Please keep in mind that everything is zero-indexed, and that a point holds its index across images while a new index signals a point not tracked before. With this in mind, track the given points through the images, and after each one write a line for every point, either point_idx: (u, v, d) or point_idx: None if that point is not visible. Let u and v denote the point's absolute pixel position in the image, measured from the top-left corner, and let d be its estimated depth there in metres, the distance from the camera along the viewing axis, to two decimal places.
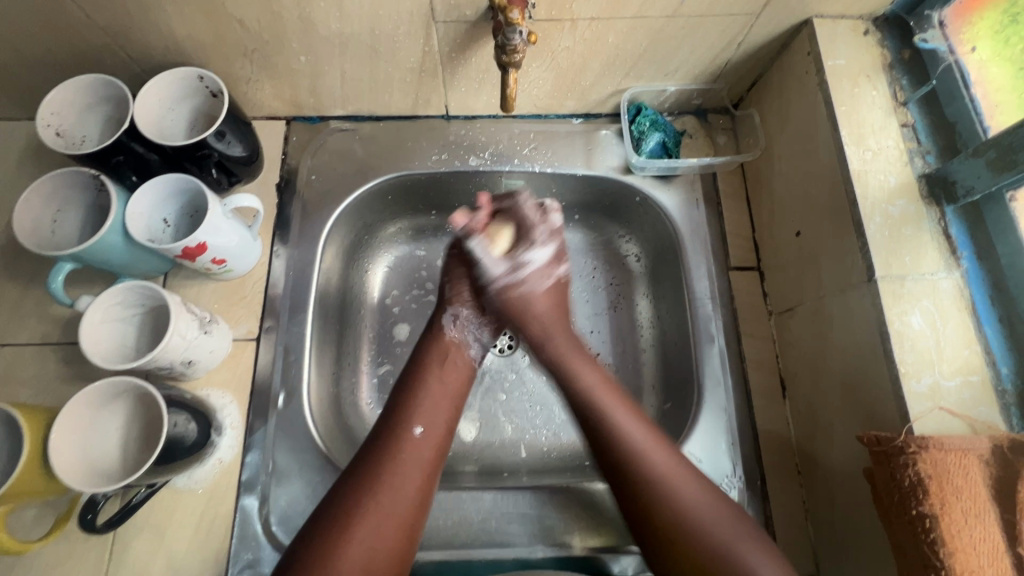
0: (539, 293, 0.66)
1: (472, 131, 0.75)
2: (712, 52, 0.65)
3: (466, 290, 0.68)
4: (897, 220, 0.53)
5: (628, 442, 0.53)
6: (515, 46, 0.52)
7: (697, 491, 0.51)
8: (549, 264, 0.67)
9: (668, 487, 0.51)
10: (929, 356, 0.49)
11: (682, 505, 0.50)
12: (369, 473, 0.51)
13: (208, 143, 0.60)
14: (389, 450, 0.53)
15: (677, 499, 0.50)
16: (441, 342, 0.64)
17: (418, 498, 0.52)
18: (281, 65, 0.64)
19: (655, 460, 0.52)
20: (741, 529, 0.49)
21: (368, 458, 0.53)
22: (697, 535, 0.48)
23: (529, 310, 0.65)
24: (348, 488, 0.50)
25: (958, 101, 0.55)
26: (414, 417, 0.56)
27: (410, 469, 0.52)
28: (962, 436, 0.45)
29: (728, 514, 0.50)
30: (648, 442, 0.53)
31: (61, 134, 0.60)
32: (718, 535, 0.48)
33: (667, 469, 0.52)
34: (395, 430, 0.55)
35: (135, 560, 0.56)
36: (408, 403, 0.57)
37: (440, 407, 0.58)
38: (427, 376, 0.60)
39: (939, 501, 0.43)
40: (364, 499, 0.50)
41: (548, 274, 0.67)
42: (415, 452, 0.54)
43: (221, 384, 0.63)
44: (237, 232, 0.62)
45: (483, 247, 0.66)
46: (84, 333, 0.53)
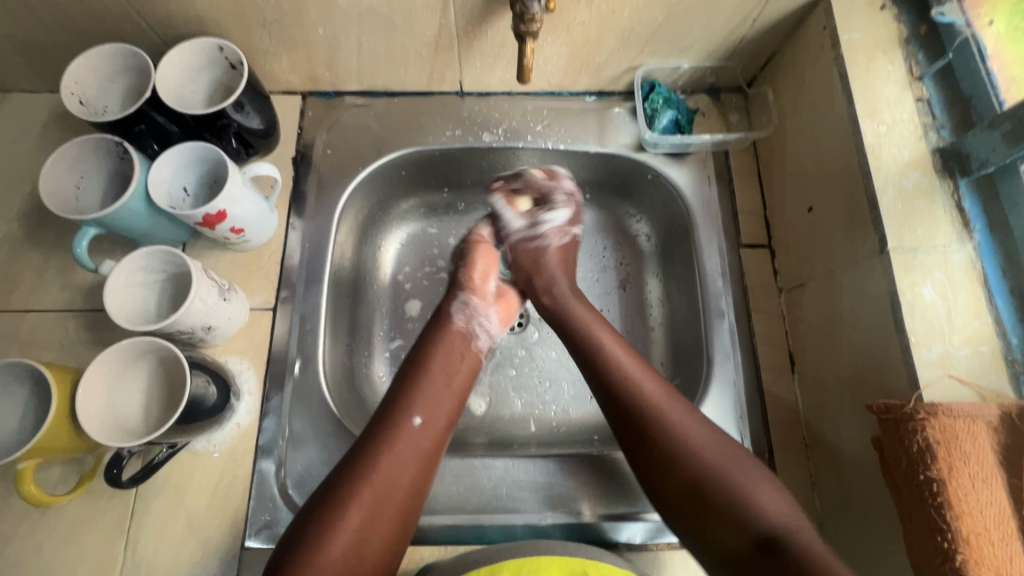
0: (552, 248, 0.70)
1: (485, 107, 0.76)
2: (727, 27, 0.65)
3: (476, 279, 0.68)
4: (910, 193, 0.53)
5: (631, 383, 0.56)
6: (532, 15, 0.52)
7: (708, 437, 0.52)
8: (568, 224, 0.71)
9: (671, 427, 0.53)
10: (940, 326, 0.49)
11: (696, 461, 0.51)
12: (367, 461, 0.51)
13: (227, 114, 0.61)
14: (388, 436, 0.53)
15: (679, 442, 0.52)
16: (449, 333, 0.63)
17: (412, 481, 0.52)
18: (299, 37, 0.65)
19: (660, 404, 0.54)
20: (740, 461, 0.51)
21: (368, 447, 0.53)
22: (703, 473, 0.50)
23: (540, 261, 0.69)
24: (347, 474, 0.51)
25: (975, 74, 0.55)
26: (414, 407, 0.56)
27: (405, 457, 0.53)
28: (972, 403, 0.46)
29: (730, 449, 0.52)
30: (653, 386, 0.56)
31: (84, 104, 0.61)
32: (717, 469, 0.50)
33: (674, 412, 0.54)
34: (395, 418, 0.55)
35: (155, 519, 0.58)
36: (408, 392, 0.57)
37: (441, 399, 0.58)
38: (430, 366, 0.59)
39: (947, 466, 0.44)
40: (361, 487, 0.50)
41: (566, 232, 0.71)
42: (413, 441, 0.54)
43: (239, 351, 0.64)
44: (256, 201, 0.63)
45: (504, 206, 0.71)
46: (109, 295, 0.54)
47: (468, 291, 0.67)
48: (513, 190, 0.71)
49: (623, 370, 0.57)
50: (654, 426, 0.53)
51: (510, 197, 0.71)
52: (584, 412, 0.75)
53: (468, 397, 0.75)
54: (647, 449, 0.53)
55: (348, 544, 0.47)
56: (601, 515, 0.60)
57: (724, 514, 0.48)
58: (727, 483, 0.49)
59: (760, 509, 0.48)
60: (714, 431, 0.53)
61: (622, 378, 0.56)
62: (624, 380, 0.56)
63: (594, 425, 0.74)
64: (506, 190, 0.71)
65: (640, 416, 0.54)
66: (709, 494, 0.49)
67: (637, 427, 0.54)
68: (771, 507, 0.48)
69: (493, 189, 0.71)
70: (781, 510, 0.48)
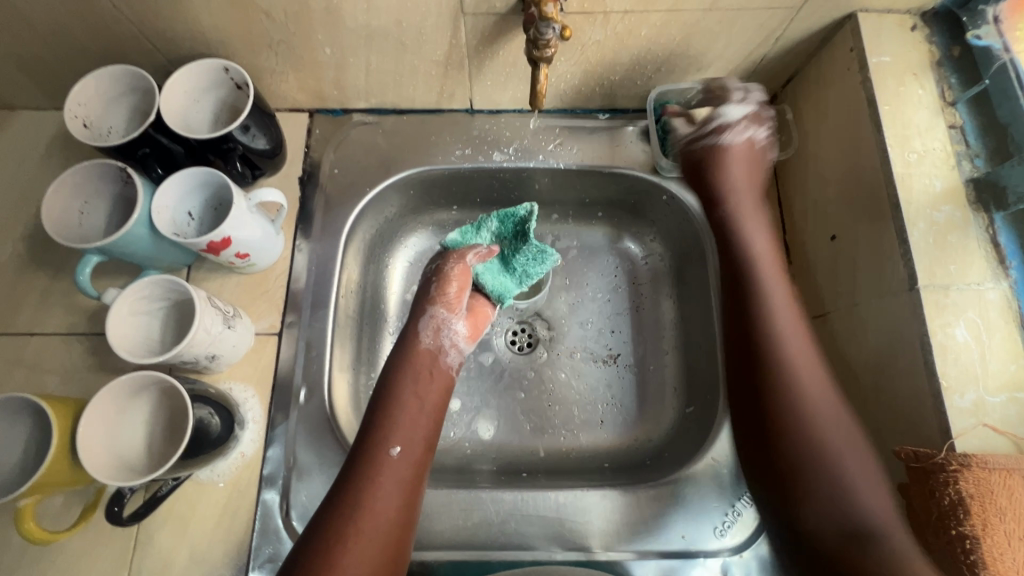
0: (734, 145, 0.65)
1: (497, 125, 0.74)
2: (748, 46, 0.62)
3: (449, 292, 0.65)
4: (942, 227, 0.51)
5: (786, 368, 0.53)
6: (547, 41, 0.50)
7: (834, 413, 0.50)
8: (750, 118, 0.66)
9: (800, 398, 0.51)
10: (973, 370, 0.47)
11: (805, 415, 0.50)
12: (351, 497, 0.50)
13: (233, 136, 0.60)
14: (370, 467, 0.52)
15: (804, 413, 0.50)
16: (422, 353, 0.62)
17: (399, 511, 0.51)
18: (306, 57, 0.63)
19: (803, 367, 0.53)
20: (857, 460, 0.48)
21: (351, 482, 0.51)
22: (817, 450, 0.49)
23: (725, 162, 0.65)
24: (335, 513, 0.49)
25: (1012, 101, 0.52)
26: (393, 437, 0.55)
27: (388, 487, 0.52)
28: (1007, 455, 0.44)
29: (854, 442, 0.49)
30: (804, 358, 0.53)
31: (88, 125, 0.60)
32: (826, 445, 0.49)
33: (812, 380, 0.52)
34: (373, 450, 0.54)
35: (158, 551, 0.57)
36: (384, 422, 0.56)
37: (417, 425, 0.57)
38: (399, 394, 0.58)
39: (981, 522, 0.41)
40: (347, 524, 0.48)
41: (746, 128, 0.66)
42: (393, 471, 0.53)
43: (244, 377, 0.63)
44: (261, 226, 0.62)
45: (452, 289, 0.66)
46: (112, 326, 0.53)
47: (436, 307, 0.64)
48: (463, 271, 0.67)
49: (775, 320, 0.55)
50: (787, 393, 0.51)
51: (460, 280, 0.66)
52: (595, 437, 0.73)
53: (477, 421, 0.74)
54: (764, 405, 0.52)
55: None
56: (614, 555, 0.58)
57: (817, 492, 0.48)
58: (851, 494, 0.47)
59: (859, 502, 0.46)
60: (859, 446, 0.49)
61: (773, 334, 0.54)
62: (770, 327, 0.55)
63: (605, 452, 0.72)
64: (456, 271, 0.66)
65: (775, 376, 0.52)
66: (819, 490, 0.48)
67: (766, 381, 0.53)
68: (878, 512, 0.46)
69: (450, 265, 0.66)
70: (881, 517, 0.45)
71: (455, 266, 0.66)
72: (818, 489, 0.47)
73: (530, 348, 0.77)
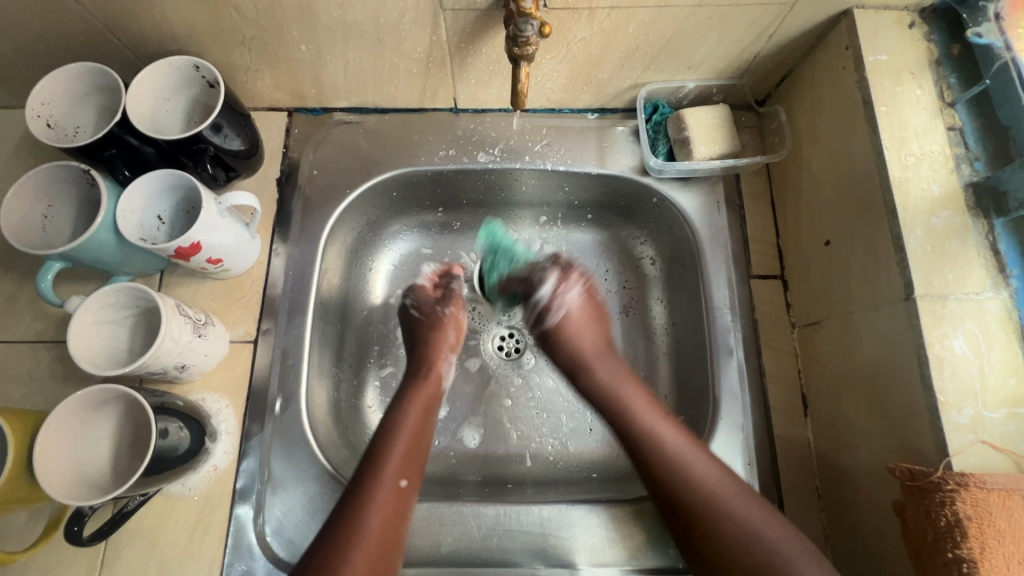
0: (572, 311, 0.68)
1: (481, 125, 0.71)
2: (740, 44, 0.60)
3: (450, 330, 0.69)
4: (940, 234, 0.48)
5: (674, 460, 0.53)
6: (527, 38, 0.48)
7: (727, 484, 0.52)
8: (562, 281, 0.69)
9: (695, 482, 0.52)
10: (972, 385, 0.44)
11: (704, 493, 0.51)
12: (350, 532, 0.48)
13: (204, 137, 0.57)
14: (366, 496, 0.51)
15: (703, 497, 0.51)
16: (431, 395, 0.62)
17: (395, 545, 0.50)
18: (281, 54, 0.61)
19: (696, 463, 0.53)
20: (786, 539, 0.48)
21: (346, 512, 0.50)
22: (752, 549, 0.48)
23: (567, 334, 0.67)
24: (326, 546, 0.47)
25: (1014, 102, 0.50)
26: (400, 470, 0.53)
27: (389, 523, 0.50)
28: (1007, 475, 0.42)
29: (774, 523, 0.49)
30: (679, 442, 0.55)
31: (51, 125, 0.57)
32: (747, 523, 0.49)
33: (710, 475, 0.52)
34: (380, 482, 0.52)
35: (126, 568, 0.55)
36: (391, 452, 0.54)
37: (420, 456, 0.56)
38: (406, 421, 0.57)
39: (979, 545, 0.39)
40: (340, 557, 0.46)
41: (567, 292, 0.69)
42: (397, 507, 0.51)
43: (217, 387, 0.61)
44: (234, 229, 0.59)
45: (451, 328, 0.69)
46: (74, 337, 0.50)
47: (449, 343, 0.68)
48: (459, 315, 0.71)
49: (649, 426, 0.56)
50: (701, 496, 0.51)
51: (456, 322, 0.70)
52: (583, 446, 0.71)
53: (461, 429, 0.72)
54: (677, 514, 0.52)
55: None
56: (601, 572, 0.56)
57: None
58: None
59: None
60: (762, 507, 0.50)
61: (648, 434, 0.56)
62: (652, 433, 0.56)
63: (593, 461, 0.70)
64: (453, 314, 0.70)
65: (665, 470, 0.53)
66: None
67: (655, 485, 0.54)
68: None
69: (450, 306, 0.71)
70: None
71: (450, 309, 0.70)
72: None
73: (517, 354, 0.76)
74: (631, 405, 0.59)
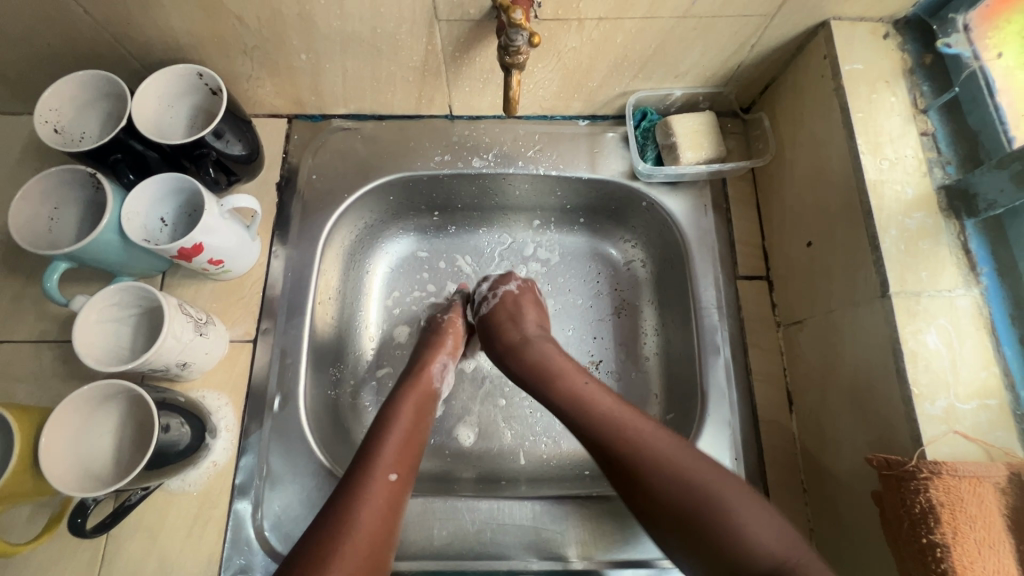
0: (510, 295, 0.70)
1: (476, 131, 0.74)
2: (724, 53, 0.63)
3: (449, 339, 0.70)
4: (914, 234, 0.51)
5: (603, 416, 0.54)
6: (518, 47, 0.50)
7: (656, 433, 0.52)
8: (501, 280, 0.73)
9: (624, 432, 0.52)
10: (944, 377, 0.46)
11: (631, 439, 0.51)
12: (342, 520, 0.49)
13: (206, 142, 0.59)
14: (358, 487, 0.51)
15: (635, 445, 0.51)
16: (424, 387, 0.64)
17: (384, 531, 0.50)
18: (282, 62, 0.63)
19: (623, 418, 0.53)
20: (721, 479, 0.48)
21: (337, 503, 0.50)
22: (688, 494, 0.47)
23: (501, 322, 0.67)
24: (319, 532, 0.48)
25: (982, 109, 0.52)
26: (390, 464, 0.54)
27: (381, 510, 0.51)
28: (978, 462, 0.43)
29: (706, 465, 0.49)
30: (603, 400, 0.56)
31: (59, 130, 0.59)
32: (677, 466, 0.49)
33: (639, 429, 0.52)
34: (370, 475, 0.53)
35: (127, 563, 0.56)
36: (380, 447, 0.55)
37: (410, 451, 0.57)
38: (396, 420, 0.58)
39: (951, 531, 0.41)
40: (336, 543, 0.47)
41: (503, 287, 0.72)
42: (389, 495, 0.52)
43: (217, 385, 0.62)
44: (235, 231, 0.61)
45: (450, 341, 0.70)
46: (78, 334, 0.52)
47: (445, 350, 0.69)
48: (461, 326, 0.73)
49: (575, 390, 0.57)
50: (632, 452, 0.50)
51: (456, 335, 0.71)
52: (575, 444, 0.73)
53: (456, 428, 0.73)
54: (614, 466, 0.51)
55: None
56: (591, 564, 0.58)
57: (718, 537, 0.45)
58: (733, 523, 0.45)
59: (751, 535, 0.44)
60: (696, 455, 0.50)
61: (575, 395, 0.57)
62: (575, 395, 0.57)
63: (585, 459, 0.71)
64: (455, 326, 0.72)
65: (596, 425, 0.53)
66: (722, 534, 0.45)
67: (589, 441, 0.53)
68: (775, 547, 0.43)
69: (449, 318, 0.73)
70: (777, 539, 0.44)
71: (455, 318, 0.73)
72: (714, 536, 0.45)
73: None
74: (559, 372, 0.60)
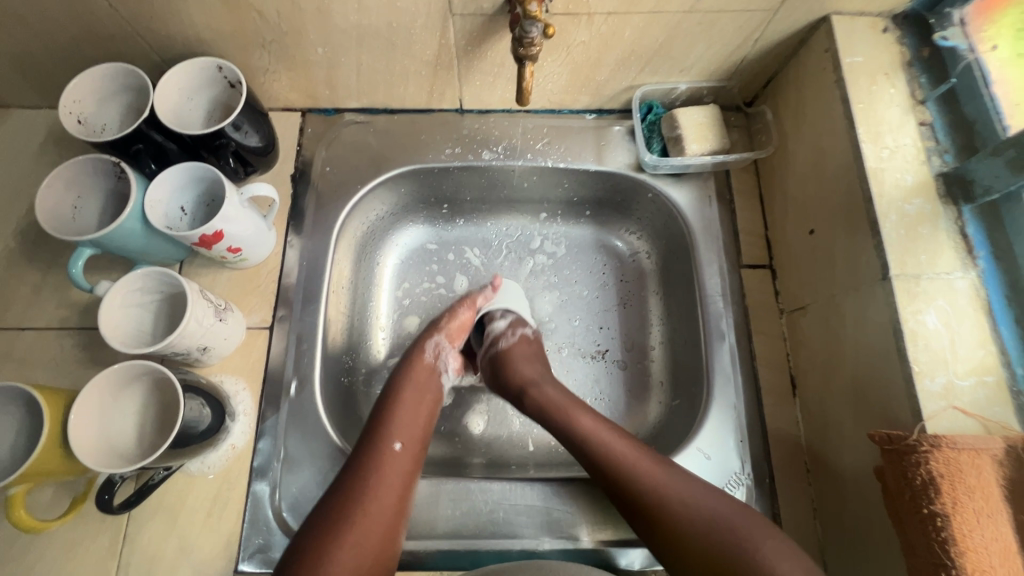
0: (522, 337, 0.70)
1: (485, 125, 0.75)
2: (728, 47, 0.64)
3: (450, 321, 0.70)
4: (913, 219, 0.52)
5: (622, 463, 0.55)
6: (532, 39, 0.51)
7: (684, 483, 0.53)
8: (514, 325, 0.72)
9: (647, 481, 0.53)
10: (943, 356, 0.48)
11: (655, 490, 0.52)
12: (352, 489, 0.52)
13: (225, 133, 0.61)
14: (366, 460, 0.54)
15: (660, 495, 0.52)
16: (422, 365, 0.65)
17: (398, 506, 0.53)
18: (299, 56, 0.65)
19: (643, 467, 0.54)
20: (744, 520, 0.50)
21: (349, 473, 0.54)
22: (714, 536, 0.49)
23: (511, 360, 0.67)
24: (332, 499, 0.51)
25: (978, 100, 0.55)
26: (393, 433, 0.57)
27: (389, 477, 0.54)
28: (976, 436, 0.45)
29: (728, 507, 0.51)
30: (622, 445, 0.56)
31: (82, 121, 0.61)
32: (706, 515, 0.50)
33: (660, 473, 0.54)
34: (377, 446, 0.56)
35: (147, 543, 0.57)
36: (386, 419, 0.59)
37: (416, 423, 0.59)
38: (401, 397, 0.61)
39: (951, 500, 0.43)
40: (344, 525, 0.49)
41: (515, 331, 0.71)
42: (395, 464, 0.55)
43: (235, 370, 0.64)
44: (253, 220, 0.63)
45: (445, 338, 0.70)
46: (103, 318, 0.53)
47: (440, 335, 0.69)
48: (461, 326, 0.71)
49: (589, 435, 0.58)
50: (655, 501, 0.52)
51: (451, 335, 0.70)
52: None
53: (466, 415, 0.75)
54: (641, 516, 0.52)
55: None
56: (601, 544, 0.59)
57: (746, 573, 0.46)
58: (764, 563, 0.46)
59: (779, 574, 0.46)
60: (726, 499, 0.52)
61: (592, 440, 0.57)
62: (592, 440, 0.58)
63: None
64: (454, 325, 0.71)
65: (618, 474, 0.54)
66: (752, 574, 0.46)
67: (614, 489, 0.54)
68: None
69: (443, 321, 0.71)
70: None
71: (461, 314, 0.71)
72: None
73: None
74: (572, 416, 0.60)
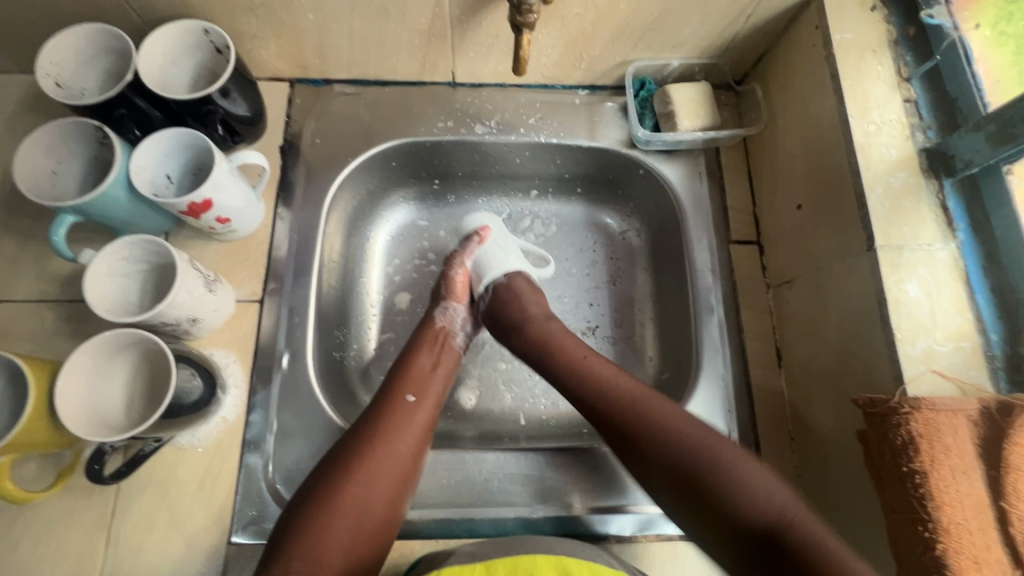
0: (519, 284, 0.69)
1: (478, 99, 0.75)
2: (721, 22, 0.65)
3: (454, 282, 0.70)
4: (897, 192, 0.54)
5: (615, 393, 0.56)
6: (530, 6, 0.52)
7: (682, 417, 0.53)
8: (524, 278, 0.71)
9: (636, 408, 0.55)
10: (924, 323, 0.50)
11: (643, 414, 0.54)
12: (367, 437, 0.55)
13: (213, 100, 0.59)
14: (380, 411, 0.57)
15: (648, 423, 0.53)
16: (433, 332, 0.66)
17: (412, 452, 0.55)
18: (288, 22, 0.63)
19: (647, 405, 0.55)
20: (728, 448, 0.51)
21: (365, 423, 0.56)
22: (691, 459, 0.50)
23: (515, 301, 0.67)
24: (345, 447, 0.54)
25: (960, 77, 0.56)
26: (406, 387, 0.60)
27: (405, 428, 0.56)
28: (954, 397, 0.47)
29: (718, 437, 0.52)
30: (612, 374, 0.58)
31: (60, 85, 0.58)
32: (694, 443, 0.51)
33: (658, 407, 0.54)
34: (390, 399, 0.58)
35: (137, 516, 0.56)
36: (402, 374, 0.61)
37: (431, 377, 0.61)
38: (415, 358, 0.63)
39: (929, 458, 0.45)
40: (358, 468, 0.52)
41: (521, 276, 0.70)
42: (409, 416, 0.57)
43: (225, 343, 0.63)
44: (242, 190, 0.61)
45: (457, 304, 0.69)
46: (89, 287, 0.52)
47: (449, 297, 0.69)
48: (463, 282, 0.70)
49: (597, 374, 0.58)
50: (642, 429, 0.53)
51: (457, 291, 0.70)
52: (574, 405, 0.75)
53: (458, 391, 0.75)
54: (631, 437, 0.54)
55: (346, 531, 0.49)
56: (593, 513, 0.60)
57: (721, 489, 0.48)
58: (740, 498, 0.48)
59: (755, 497, 0.48)
60: (706, 425, 0.53)
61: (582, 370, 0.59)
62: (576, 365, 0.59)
63: (583, 419, 0.74)
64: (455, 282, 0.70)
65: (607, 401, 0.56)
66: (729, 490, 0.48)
67: (602, 410, 0.56)
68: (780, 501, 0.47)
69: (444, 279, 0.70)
70: (778, 495, 0.47)
71: (457, 274, 0.70)
72: (723, 502, 0.48)
73: None
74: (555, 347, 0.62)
